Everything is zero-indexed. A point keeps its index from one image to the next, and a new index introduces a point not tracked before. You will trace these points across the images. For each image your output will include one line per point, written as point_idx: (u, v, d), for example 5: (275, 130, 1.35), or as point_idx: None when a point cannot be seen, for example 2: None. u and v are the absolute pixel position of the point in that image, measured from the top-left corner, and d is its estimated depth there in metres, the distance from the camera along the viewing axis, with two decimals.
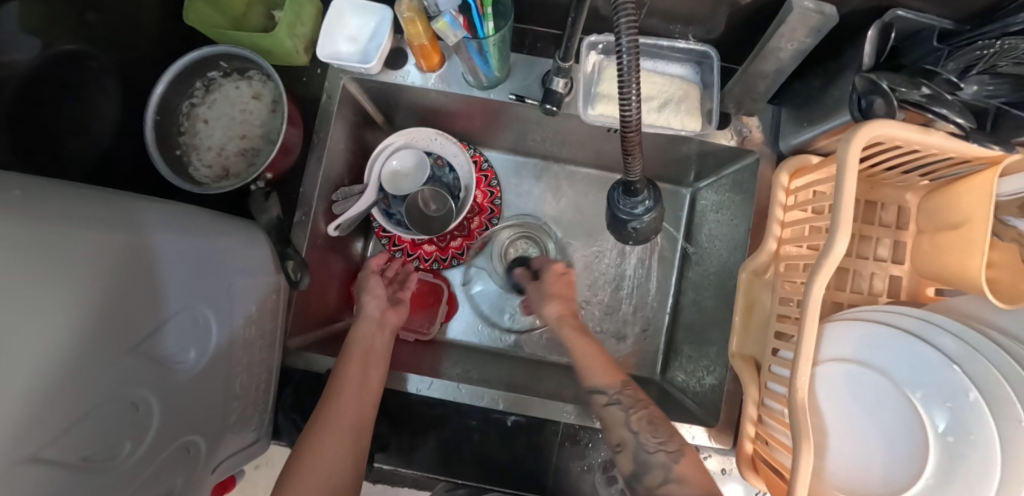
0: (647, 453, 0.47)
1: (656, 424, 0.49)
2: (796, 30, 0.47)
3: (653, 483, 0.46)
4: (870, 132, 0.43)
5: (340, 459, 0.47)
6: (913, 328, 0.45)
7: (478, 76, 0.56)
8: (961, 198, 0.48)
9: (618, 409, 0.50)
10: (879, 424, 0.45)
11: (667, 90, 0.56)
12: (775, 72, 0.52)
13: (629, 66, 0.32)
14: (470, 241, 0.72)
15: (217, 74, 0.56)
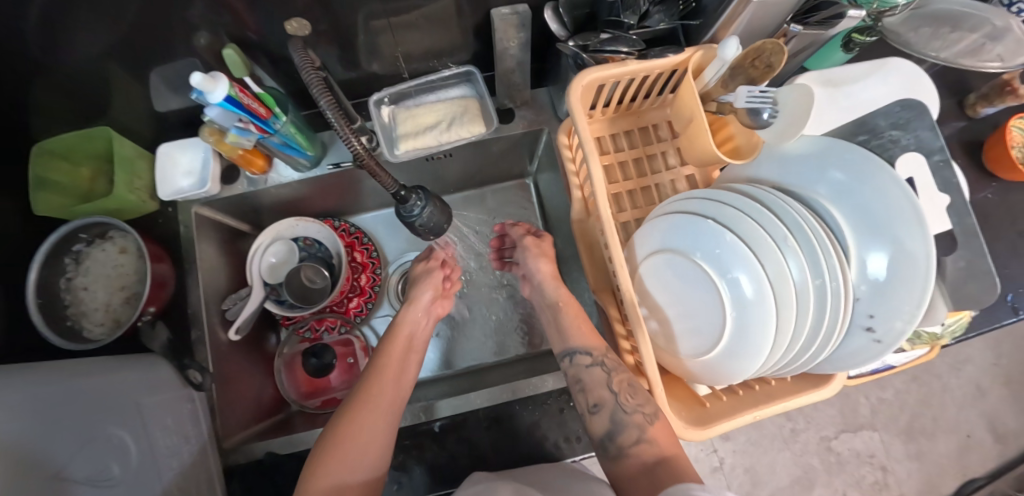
0: (624, 414, 0.52)
1: (635, 387, 0.53)
2: (508, 31, 0.60)
3: (629, 441, 0.51)
4: (586, 78, 0.55)
5: (379, 438, 0.52)
6: (699, 209, 0.55)
7: (297, 161, 0.67)
8: (685, 96, 0.60)
9: (599, 369, 0.56)
10: (695, 295, 0.55)
11: (450, 111, 0.68)
12: (515, 65, 0.65)
13: (336, 121, 0.44)
14: (365, 296, 0.80)
15: (81, 245, 0.64)
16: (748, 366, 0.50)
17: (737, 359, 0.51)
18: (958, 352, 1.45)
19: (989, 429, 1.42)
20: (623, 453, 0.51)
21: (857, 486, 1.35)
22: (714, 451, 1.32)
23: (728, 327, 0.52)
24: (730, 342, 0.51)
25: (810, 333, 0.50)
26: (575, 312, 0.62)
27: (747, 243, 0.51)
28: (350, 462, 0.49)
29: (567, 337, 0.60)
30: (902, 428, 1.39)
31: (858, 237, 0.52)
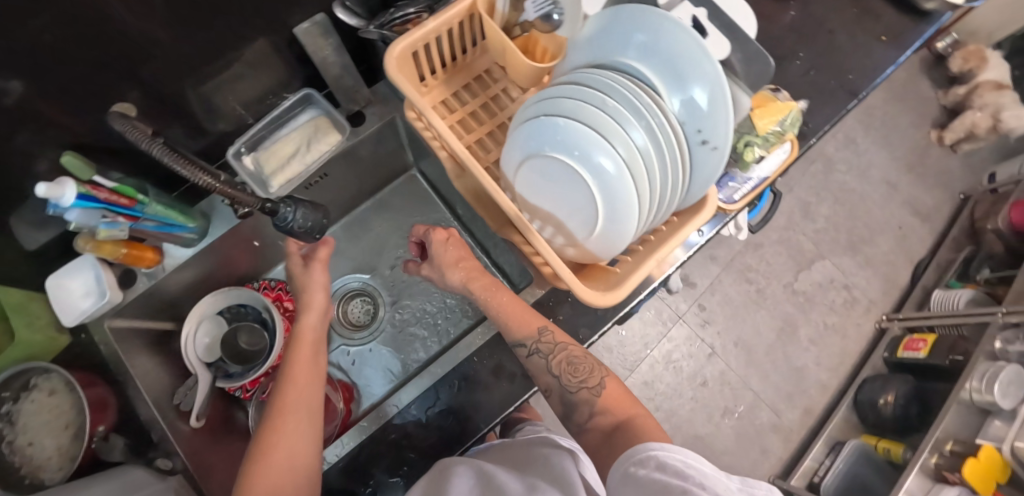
0: (570, 392, 0.61)
1: (574, 365, 0.61)
2: (318, 39, 0.65)
3: (583, 417, 0.61)
4: (394, 50, 0.60)
5: (299, 444, 0.54)
6: (539, 110, 0.57)
7: (183, 235, 0.69)
8: (492, 33, 0.65)
9: (540, 358, 0.61)
10: (564, 191, 0.58)
11: (305, 134, 0.71)
12: (341, 70, 0.69)
13: (175, 162, 0.53)
14: (310, 338, 0.82)
15: (7, 405, 0.63)
16: (628, 230, 0.55)
17: (619, 226, 0.55)
18: (859, 163, 1.60)
19: (914, 214, 1.58)
20: (580, 426, 0.62)
21: (833, 311, 1.46)
22: (703, 341, 1.40)
23: (598, 205, 0.55)
24: (606, 218, 0.55)
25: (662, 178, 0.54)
26: (506, 294, 0.65)
27: (587, 125, 0.53)
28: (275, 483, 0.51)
29: (509, 329, 0.62)
30: (845, 246, 1.51)
31: (661, 77, 0.53)
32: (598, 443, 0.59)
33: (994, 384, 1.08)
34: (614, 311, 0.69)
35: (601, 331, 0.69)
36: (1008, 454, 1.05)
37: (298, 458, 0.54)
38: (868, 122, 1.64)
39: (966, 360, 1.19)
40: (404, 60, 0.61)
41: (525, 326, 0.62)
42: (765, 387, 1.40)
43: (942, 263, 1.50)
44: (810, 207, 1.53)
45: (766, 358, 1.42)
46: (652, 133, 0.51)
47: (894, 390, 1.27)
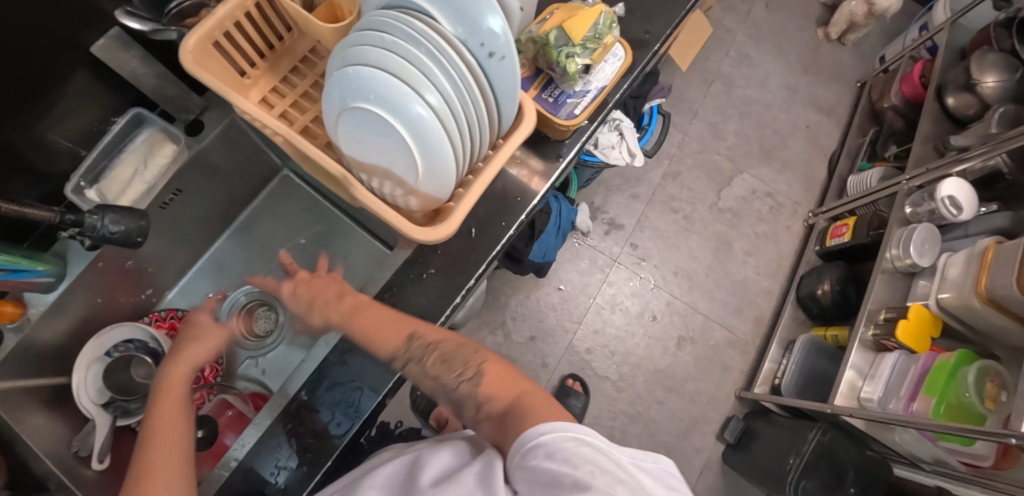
0: (459, 391, 0.58)
1: (450, 360, 0.59)
2: (117, 55, 0.63)
3: (474, 409, 0.57)
4: (190, 43, 0.56)
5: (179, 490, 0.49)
6: (340, 61, 0.52)
7: (39, 280, 0.65)
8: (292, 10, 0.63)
9: (417, 364, 0.59)
10: (378, 144, 0.54)
11: (140, 153, 0.69)
12: (159, 79, 0.67)
13: None
14: (213, 357, 0.80)
15: None
16: (451, 173, 0.53)
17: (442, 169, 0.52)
18: (756, 75, 1.64)
19: (818, 112, 1.65)
20: (472, 421, 0.57)
21: (761, 220, 1.51)
22: (642, 277, 1.42)
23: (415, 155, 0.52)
24: (425, 163, 0.52)
25: (473, 115, 0.51)
26: (368, 313, 0.60)
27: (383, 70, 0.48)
28: None
29: (376, 347, 0.59)
30: (759, 156, 1.56)
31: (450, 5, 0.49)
32: (491, 435, 0.53)
33: (910, 247, 1.12)
34: (491, 248, 0.67)
35: (478, 275, 0.66)
36: (936, 308, 1.07)
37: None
38: (757, 37, 1.67)
39: (884, 232, 1.23)
40: (202, 53, 0.58)
41: (390, 339, 0.59)
42: (714, 307, 1.43)
43: (852, 150, 1.57)
44: (719, 127, 1.56)
45: (707, 279, 1.44)
46: (450, 70, 0.48)
47: (830, 277, 1.31)
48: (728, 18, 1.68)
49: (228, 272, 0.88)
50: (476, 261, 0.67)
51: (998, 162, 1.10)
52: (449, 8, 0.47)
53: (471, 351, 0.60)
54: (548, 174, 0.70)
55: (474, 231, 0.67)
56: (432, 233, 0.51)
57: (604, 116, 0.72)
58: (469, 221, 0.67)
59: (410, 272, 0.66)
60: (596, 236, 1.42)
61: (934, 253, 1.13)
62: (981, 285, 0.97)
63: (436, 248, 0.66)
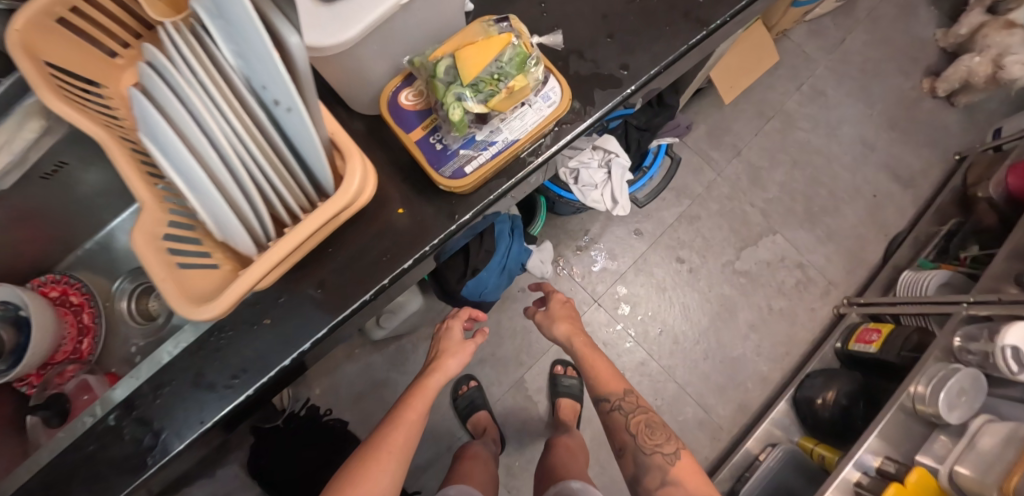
0: (645, 453, 0.80)
1: (652, 430, 0.82)
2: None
3: (654, 483, 0.77)
4: (20, 21, 0.40)
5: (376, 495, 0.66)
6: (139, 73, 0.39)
7: None
8: None
9: (619, 413, 0.84)
10: None
11: (21, 131, 0.54)
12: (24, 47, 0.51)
13: None
14: (94, 332, 0.74)
15: None
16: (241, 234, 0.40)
17: (235, 233, 0.40)
18: (827, 122, 1.47)
19: (892, 180, 1.46)
20: (650, 490, 0.77)
21: (780, 293, 1.33)
22: (620, 327, 1.27)
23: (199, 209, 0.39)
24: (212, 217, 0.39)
25: (265, 175, 0.37)
26: (599, 362, 0.87)
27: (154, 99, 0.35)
28: None
29: (597, 390, 0.87)
30: (802, 218, 1.38)
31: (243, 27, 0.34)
32: None
33: (940, 393, 0.89)
34: (337, 312, 0.53)
35: (317, 339, 0.53)
36: (947, 481, 0.85)
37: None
38: (840, 72, 1.52)
39: (918, 359, 0.99)
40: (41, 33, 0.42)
41: (610, 388, 0.86)
42: (695, 378, 1.27)
43: (920, 239, 1.35)
44: (762, 174, 1.39)
45: (696, 346, 1.28)
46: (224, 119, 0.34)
47: (836, 388, 1.13)
48: (812, 44, 1.53)
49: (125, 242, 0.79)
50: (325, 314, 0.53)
51: None
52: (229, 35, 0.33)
53: (663, 431, 0.82)
54: (433, 230, 0.53)
55: (324, 285, 0.53)
56: (216, 307, 0.40)
57: (524, 174, 0.54)
58: (324, 271, 0.53)
59: (239, 319, 0.54)
60: (584, 269, 1.28)
61: (967, 412, 0.90)
62: (1009, 484, 0.74)
63: (281, 292, 0.54)
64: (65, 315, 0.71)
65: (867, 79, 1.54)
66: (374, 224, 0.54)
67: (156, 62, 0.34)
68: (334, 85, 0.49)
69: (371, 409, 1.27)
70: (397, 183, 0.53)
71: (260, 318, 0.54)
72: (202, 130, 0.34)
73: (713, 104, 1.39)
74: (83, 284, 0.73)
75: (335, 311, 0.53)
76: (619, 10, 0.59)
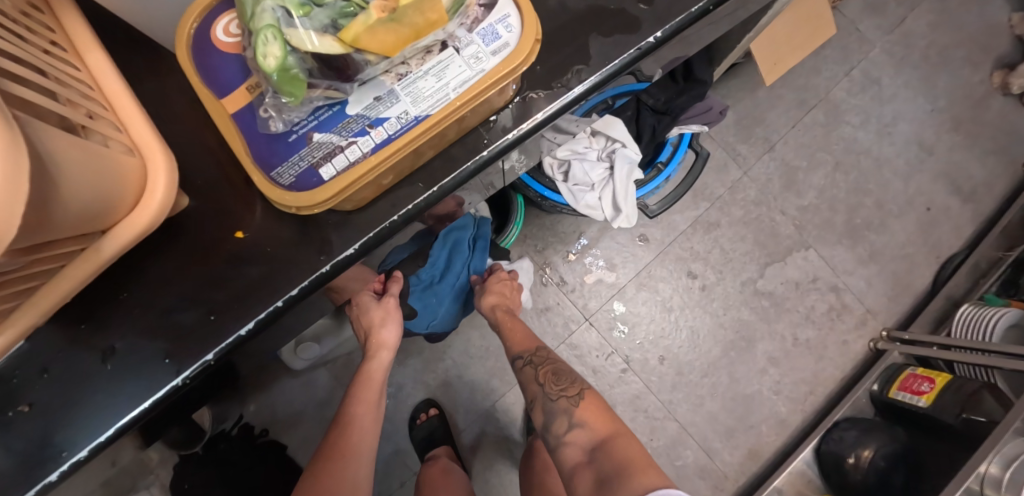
0: (552, 400, 0.68)
1: (558, 377, 0.71)
2: None
3: (561, 430, 0.64)
4: None
5: (347, 491, 0.59)
6: None
7: None
8: None
9: (529, 367, 0.74)
10: None
11: None
12: None
13: None
14: None
15: None
16: None
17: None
18: (879, 118, 1.22)
19: (951, 191, 1.22)
20: (558, 438, 0.64)
21: (809, 322, 1.11)
22: (616, 351, 1.06)
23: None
24: None
25: None
26: (516, 326, 0.79)
27: None
28: None
29: (508, 349, 0.78)
30: (842, 232, 1.15)
31: None
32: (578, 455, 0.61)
33: None
34: (143, 395, 0.34)
35: (130, 423, 0.34)
36: None
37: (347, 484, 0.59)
38: (899, 58, 1.27)
39: (993, 428, 0.78)
40: None
41: (522, 344, 0.77)
42: (698, 417, 1.06)
43: (980, 265, 1.13)
44: (797, 175, 1.15)
45: (703, 380, 1.07)
46: None
47: (874, 445, 0.92)
48: (868, 21, 1.27)
49: None
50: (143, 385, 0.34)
51: None
52: None
53: (582, 385, 0.70)
54: (297, 273, 0.36)
55: (115, 354, 0.34)
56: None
57: (451, 183, 0.36)
58: (121, 330, 0.35)
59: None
60: (576, 279, 1.06)
61: None
62: None
63: (72, 349, 0.34)
64: None
65: (929, 68, 1.29)
66: (212, 261, 0.36)
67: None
68: None
69: (314, 432, 1.07)
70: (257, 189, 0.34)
71: (34, 391, 0.34)
72: None
73: (744, 87, 1.15)
74: None
75: (141, 393, 0.34)
76: None
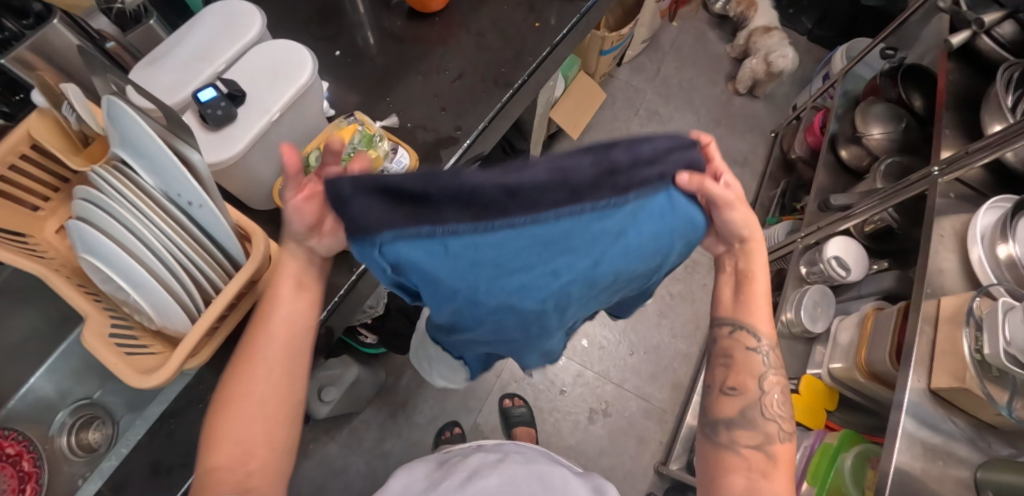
0: (762, 415, 0.58)
1: (784, 401, 0.60)
2: None
3: (745, 440, 0.58)
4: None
5: (256, 433, 0.52)
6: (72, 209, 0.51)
7: None
8: (71, 147, 0.60)
9: (756, 352, 0.60)
10: (117, 287, 0.54)
11: None
12: None
13: None
14: (36, 479, 0.72)
15: None
16: (180, 313, 0.53)
17: (171, 310, 0.53)
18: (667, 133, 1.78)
19: (732, 164, 1.77)
20: (732, 442, 0.58)
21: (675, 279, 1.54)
22: None
23: (143, 300, 0.52)
24: (157, 305, 0.53)
25: (192, 259, 0.53)
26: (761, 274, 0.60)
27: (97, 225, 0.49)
28: (236, 472, 0.50)
29: (742, 319, 0.61)
30: None
31: (154, 165, 0.48)
32: (740, 475, 0.56)
33: (801, 312, 1.09)
34: None
35: None
36: (830, 379, 1.02)
37: (268, 425, 0.53)
38: (666, 94, 1.86)
39: (782, 294, 1.20)
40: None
41: (767, 326, 0.61)
42: (627, 374, 1.40)
43: (766, 203, 1.64)
44: None
45: (620, 344, 1.43)
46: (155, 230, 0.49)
47: None
48: (637, 78, 1.87)
49: (37, 392, 0.79)
50: None
51: (886, 217, 1.07)
52: (153, 167, 0.47)
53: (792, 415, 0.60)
54: (336, 288, 0.67)
55: None
56: (159, 378, 0.51)
57: None
58: None
59: (189, 398, 0.62)
60: None
61: (827, 320, 1.10)
62: (862, 358, 0.93)
63: (220, 367, 0.63)
64: (7, 465, 0.70)
65: (688, 92, 1.88)
66: None
67: (93, 193, 0.48)
68: (232, 190, 0.65)
69: None
70: None
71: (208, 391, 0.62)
72: (142, 235, 0.48)
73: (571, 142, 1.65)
74: (20, 433, 0.75)
75: None
76: (447, 90, 0.80)
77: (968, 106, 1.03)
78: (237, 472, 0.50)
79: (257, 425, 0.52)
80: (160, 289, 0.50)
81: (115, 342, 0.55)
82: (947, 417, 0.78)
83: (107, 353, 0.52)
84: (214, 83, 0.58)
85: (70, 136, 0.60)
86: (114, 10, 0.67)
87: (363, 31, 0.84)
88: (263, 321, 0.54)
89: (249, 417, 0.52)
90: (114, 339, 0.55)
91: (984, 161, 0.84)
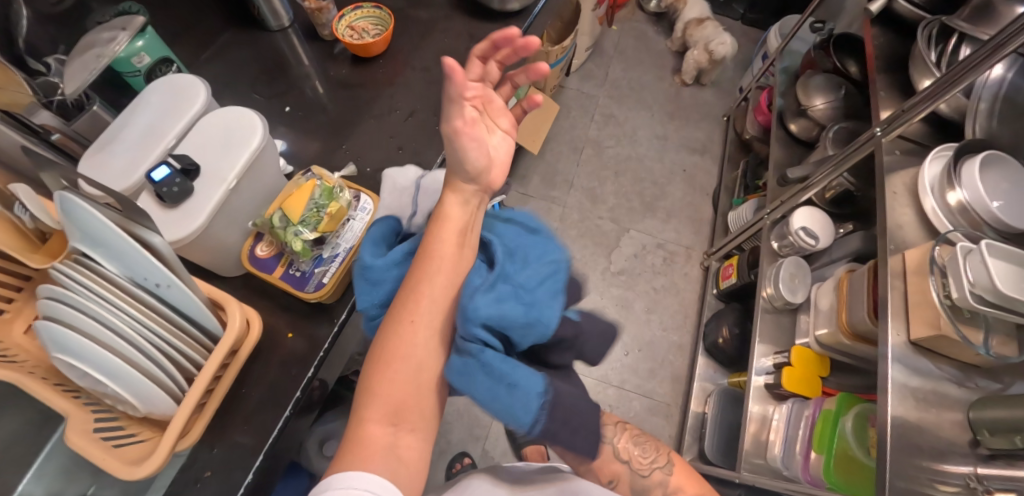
0: (643, 478, 0.71)
1: (643, 450, 0.74)
2: None
3: None
4: None
5: (403, 393, 0.52)
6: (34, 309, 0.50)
7: None
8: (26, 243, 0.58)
9: (609, 439, 0.73)
10: (92, 380, 0.53)
11: None
12: None
13: None
14: None
15: None
16: (162, 397, 0.52)
17: (152, 396, 0.52)
18: (625, 133, 1.82)
19: (692, 153, 1.81)
20: None
21: (657, 273, 1.56)
22: None
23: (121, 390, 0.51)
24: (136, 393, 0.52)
25: (167, 340, 0.52)
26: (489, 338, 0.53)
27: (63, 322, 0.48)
28: (383, 431, 0.50)
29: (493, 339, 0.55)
30: (643, 209, 1.67)
31: (114, 253, 0.47)
32: None
33: (780, 285, 1.12)
34: (260, 444, 0.62)
35: (257, 466, 0.61)
36: (818, 347, 1.04)
37: (419, 384, 0.54)
38: (617, 95, 1.91)
39: (760, 271, 1.23)
40: None
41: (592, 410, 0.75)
42: (625, 375, 1.41)
43: (729, 186, 1.68)
44: (597, 192, 1.68)
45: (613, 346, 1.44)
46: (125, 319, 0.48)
47: (726, 322, 1.35)
48: (587, 85, 1.92)
49: None
50: (261, 438, 0.62)
51: (843, 182, 1.11)
52: (114, 256, 0.47)
53: (644, 441, 0.75)
54: (320, 341, 0.67)
55: (244, 427, 0.63)
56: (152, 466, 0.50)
57: None
58: (242, 413, 0.63)
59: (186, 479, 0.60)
60: None
61: (805, 289, 1.12)
62: (843, 321, 0.96)
63: (213, 440, 0.62)
64: None
65: (638, 90, 1.93)
66: (276, 356, 0.66)
67: (56, 291, 0.47)
68: (199, 261, 0.64)
69: None
70: (281, 316, 0.67)
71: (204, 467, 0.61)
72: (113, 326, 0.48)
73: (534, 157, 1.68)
74: None
75: (257, 446, 0.62)
76: (400, 129, 0.82)
77: (897, 67, 1.08)
78: (386, 433, 0.50)
79: (402, 381, 0.53)
80: (139, 376, 0.49)
81: (99, 438, 0.53)
82: (930, 364, 0.80)
83: (92, 450, 0.51)
84: (166, 160, 0.58)
85: (26, 235, 0.58)
86: (56, 101, 0.66)
87: (310, 83, 0.85)
88: (417, 277, 0.57)
89: (392, 375, 0.53)
90: (97, 433, 0.53)
91: (922, 114, 0.88)
